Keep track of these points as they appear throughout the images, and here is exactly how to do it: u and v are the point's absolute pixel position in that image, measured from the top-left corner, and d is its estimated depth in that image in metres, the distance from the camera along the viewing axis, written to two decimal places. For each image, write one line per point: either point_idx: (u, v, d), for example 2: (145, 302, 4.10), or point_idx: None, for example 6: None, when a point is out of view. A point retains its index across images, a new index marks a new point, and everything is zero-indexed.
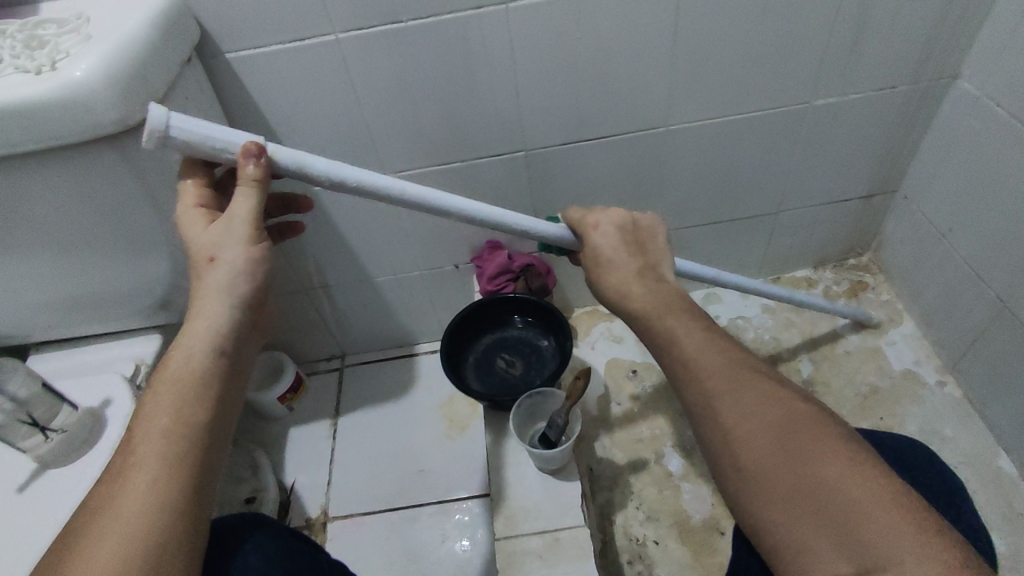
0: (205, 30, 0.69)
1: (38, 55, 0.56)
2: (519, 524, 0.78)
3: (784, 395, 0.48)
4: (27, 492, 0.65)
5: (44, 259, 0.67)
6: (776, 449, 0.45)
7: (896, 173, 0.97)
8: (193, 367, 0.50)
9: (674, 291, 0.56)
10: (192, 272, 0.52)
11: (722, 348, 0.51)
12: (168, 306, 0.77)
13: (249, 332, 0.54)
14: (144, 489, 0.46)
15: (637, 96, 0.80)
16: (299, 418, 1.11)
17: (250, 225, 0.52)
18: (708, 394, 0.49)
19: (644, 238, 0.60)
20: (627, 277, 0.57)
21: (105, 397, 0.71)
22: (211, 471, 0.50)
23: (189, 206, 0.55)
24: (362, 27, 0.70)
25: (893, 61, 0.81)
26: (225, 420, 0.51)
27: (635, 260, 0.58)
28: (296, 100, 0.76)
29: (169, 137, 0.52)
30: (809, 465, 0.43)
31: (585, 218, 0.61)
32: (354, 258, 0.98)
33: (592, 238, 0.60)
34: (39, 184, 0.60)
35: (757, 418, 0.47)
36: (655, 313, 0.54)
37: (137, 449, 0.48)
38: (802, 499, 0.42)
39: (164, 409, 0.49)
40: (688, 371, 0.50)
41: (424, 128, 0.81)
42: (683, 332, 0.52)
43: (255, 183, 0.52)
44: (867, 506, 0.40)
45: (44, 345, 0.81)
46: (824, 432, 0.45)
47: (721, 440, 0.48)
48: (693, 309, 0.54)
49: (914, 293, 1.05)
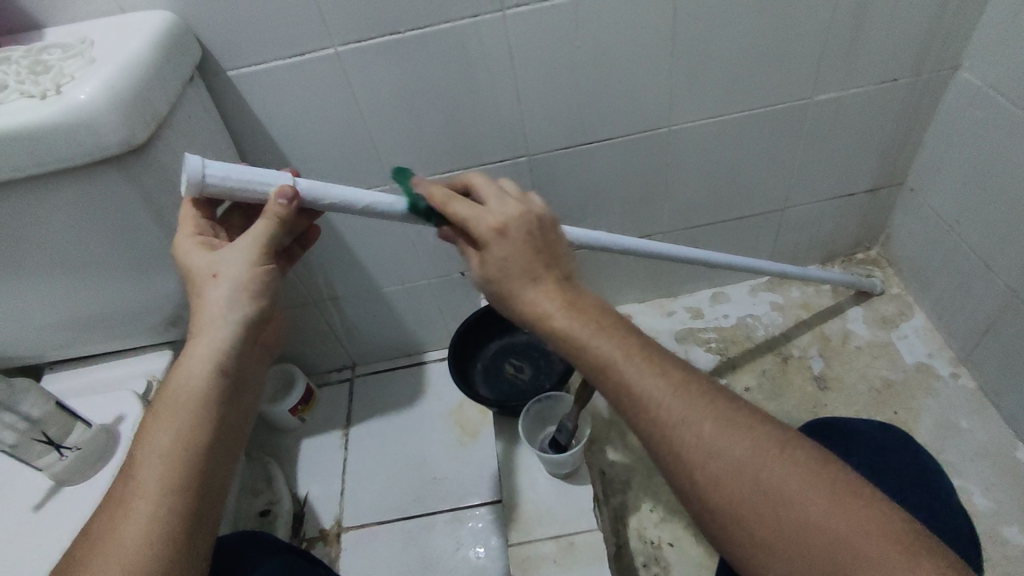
0: (206, 49, 0.70)
1: (43, 80, 0.57)
2: (532, 529, 0.77)
3: (745, 420, 0.47)
4: (42, 511, 0.65)
5: (54, 279, 0.68)
6: (753, 483, 0.45)
7: (901, 165, 0.96)
8: (192, 387, 0.51)
9: (594, 304, 0.51)
10: (193, 288, 0.53)
11: (660, 366, 0.49)
12: (178, 321, 0.78)
13: (251, 350, 0.55)
14: (147, 514, 0.47)
15: (636, 98, 0.80)
16: (311, 430, 1.12)
17: (259, 245, 0.53)
18: (664, 429, 0.47)
19: (550, 239, 0.52)
20: (543, 297, 0.50)
21: (118, 414, 0.72)
22: (214, 488, 0.51)
23: (190, 235, 0.55)
24: (360, 40, 0.71)
25: (893, 53, 0.80)
26: (229, 436, 0.53)
27: (547, 273, 0.51)
28: (299, 115, 0.77)
29: (205, 186, 0.52)
30: (783, 495, 0.44)
31: (485, 227, 0.50)
32: (362, 270, 0.99)
33: (495, 250, 0.50)
34: (48, 204, 0.61)
35: (723, 449, 0.46)
36: (586, 334, 0.49)
37: (137, 474, 0.49)
38: (783, 535, 0.43)
39: (166, 432, 0.50)
40: (637, 403, 0.48)
41: (426, 137, 0.81)
42: (610, 354, 0.49)
43: (278, 216, 0.53)
44: (852, 540, 0.41)
45: (57, 364, 0.82)
46: (790, 455, 0.45)
47: (692, 479, 0.47)
48: (619, 324, 0.51)
49: (924, 286, 1.04)
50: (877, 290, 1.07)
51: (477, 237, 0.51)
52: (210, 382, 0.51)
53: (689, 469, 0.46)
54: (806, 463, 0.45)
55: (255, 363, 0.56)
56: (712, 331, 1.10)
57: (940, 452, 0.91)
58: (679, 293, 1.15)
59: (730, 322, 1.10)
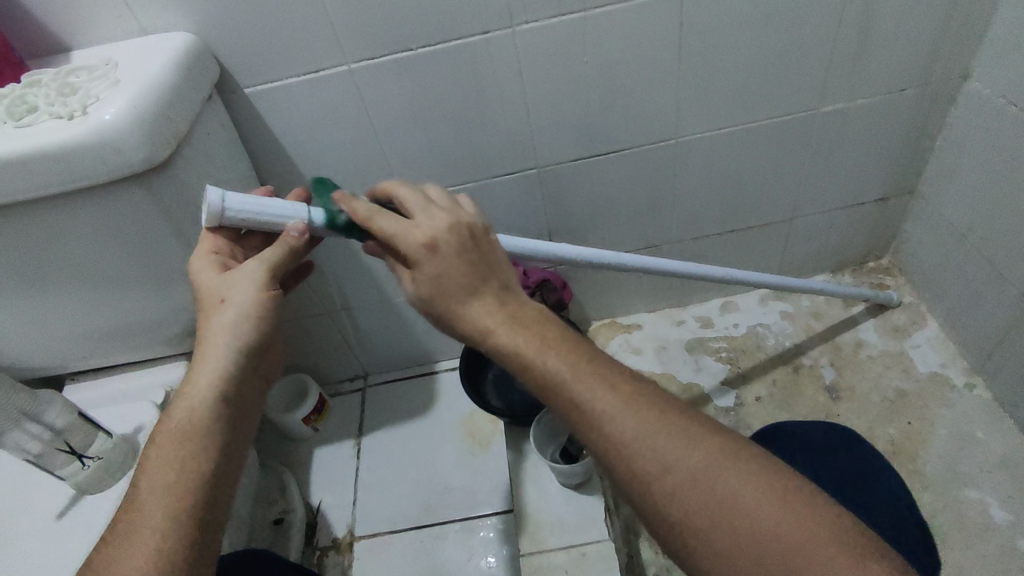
0: (225, 68, 0.72)
1: (71, 101, 0.59)
2: (544, 539, 0.78)
3: (700, 433, 0.44)
4: (65, 519, 0.67)
5: (78, 293, 0.70)
6: (709, 500, 0.42)
7: (910, 175, 0.96)
8: (196, 416, 0.51)
9: (534, 314, 0.49)
10: (201, 313, 0.54)
11: (608, 378, 0.46)
12: (195, 333, 0.79)
13: (251, 380, 0.55)
14: (151, 554, 0.46)
15: (644, 110, 0.81)
16: (324, 439, 1.13)
17: (267, 271, 0.54)
18: (614, 443, 0.44)
19: (486, 251, 0.49)
20: (485, 311, 0.48)
21: (138, 424, 0.74)
22: (218, 524, 0.50)
23: (204, 254, 0.56)
24: (373, 57, 0.72)
25: (901, 64, 0.81)
26: (232, 469, 0.52)
27: (486, 286, 0.49)
28: (313, 131, 0.78)
29: (224, 218, 0.54)
30: (743, 512, 0.41)
31: (413, 244, 0.47)
32: (374, 282, 1.00)
33: (426, 267, 0.48)
34: (72, 220, 0.63)
35: (680, 465, 0.43)
36: (532, 352, 0.46)
37: (141, 509, 0.48)
38: (742, 555, 0.40)
39: (168, 465, 0.49)
40: (585, 419, 0.45)
41: (437, 151, 0.82)
42: (555, 369, 0.46)
43: (291, 246, 0.55)
44: (816, 558, 0.39)
45: (79, 375, 0.84)
46: (748, 467, 0.42)
47: (646, 496, 0.43)
48: (563, 336, 0.48)
49: (936, 294, 1.03)
50: (893, 302, 1.06)
51: (407, 255, 0.49)
52: (215, 409, 0.51)
53: (642, 489, 0.43)
54: (767, 478, 0.42)
55: (256, 395, 0.56)
56: (722, 341, 1.10)
57: (954, 463, 0.90)
58: (689, 303, 1.15)
59: (741, 332, 1.10)
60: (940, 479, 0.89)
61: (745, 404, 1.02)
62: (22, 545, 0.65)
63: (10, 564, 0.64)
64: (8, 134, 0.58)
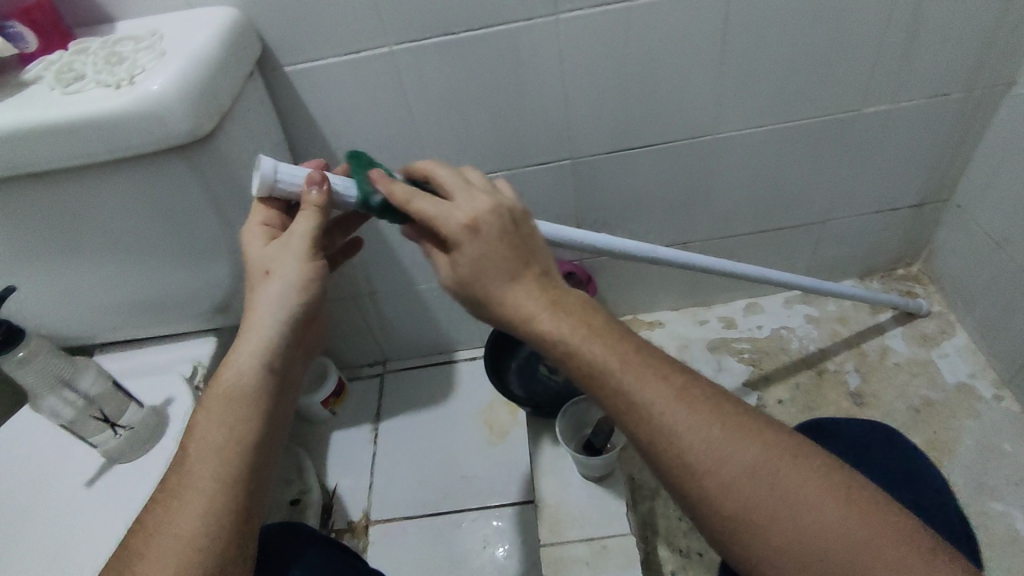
0: (266, 45, 0.72)
1: (118, 71, 0.59)
2: (565, 530, 0.77)
3: (750, 426, 0.45)
4: (95, 486, 0.67)
5: (114, 263, 0.70)
6: (763, 494, 0.42)
7: (948, 181, 0.94)
8: (243, 385, 0.52)
9: (577, 301, 0.48)
10: (247, 283, 0.54)
11: (658, 369, 0.46)
12: (225, 309, 0.80)
13: (296, 351, 0.56)
14: (202, 511, 0.49)
15: (682, 105, 0.81)
16: (342, 423, 1.13)
17: (308, 240, 0.53)
18: (666, 436, 0.44)
19: (528, 236, 0.48)
20: (528, 296, 0.47)
21: (167, 397, 0.74)
22: (261, 485, 0.53)
23: (256, 223, 0.56)
24: (415, 40, 0.72)
25: (947, 68, 0.79)
26: (275, 435, 0.55)
27: (530, 271, 0.48)
28: (350, 112, 0.78)
29: (275, 187, 0.54)
30: (799, 505, 0.42)
31: (454, 224, 0.46)
32: (400, 267, 1.00)
33: (467, 248, 0.46)
34: (114, 190, 0.63)
35: (733, 458, 0.43)
36: (577, 340, 0.46)
37: (191, 468, 0.50)
38: (796, 547, 0.42)
39: (217, 429, 0.51)
40: (636, 411, 0.45)
41: (472, 138, 0.82)
42: (604, 359, 0.45)
43: (316, 207, 0.52)
44: (865, 550, 0.40)
45: (108, 346, 0.85)
46: (800, 461, 0.44)
47: (698, 488, 0.44)
48: (607, 325, 0.47)
49: (968, 304, 1.02)
50: (923, 311, 1.05)
51: (447, 236, 0.47)
52: (260, 380, 0.53)
53: (695, 482, 0.43)
54: (816, 470, 0.43)
55: (298, 364, 0.58)
56: (746, 342, 1.09)
57: (981, 476, 0.89)
58: (714, 302, 1.14)
59: (765, 334, 1.09)
60: (965, 490, 0.88)
61: (768, 406, 1.01)
62: (52, 510, 0.66)
63: (38, 531, 0.64)
64: (56, 100, 0.58)
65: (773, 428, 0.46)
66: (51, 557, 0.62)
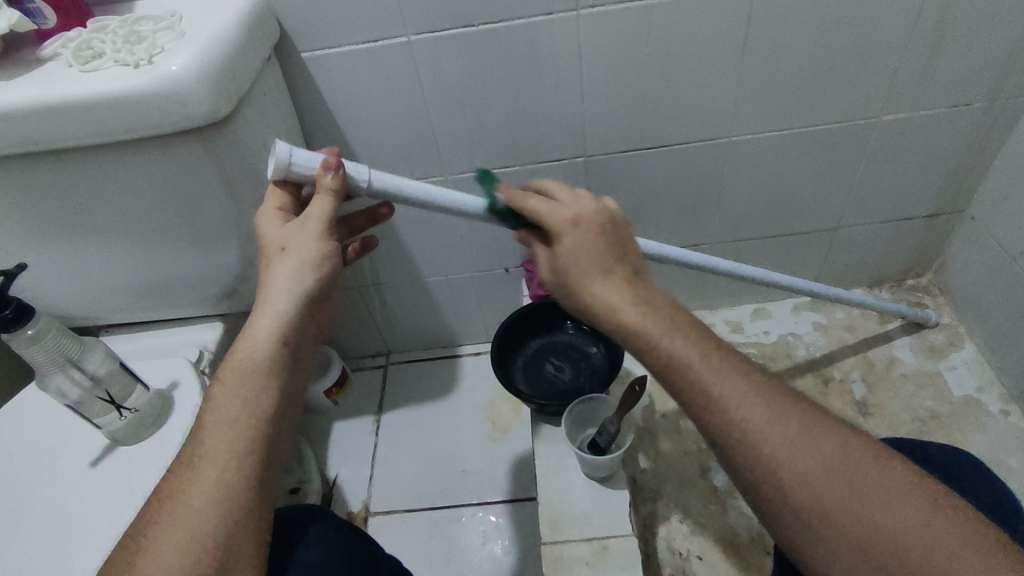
0: (284, 30, 0.71)
1: (137, 50, 0.59)
2: (567, 529, 0.77)
3: (823, 425, 0.47)
4: (98, 467, 0.67)
5: (124, 243, 0.70)
6: (836, 492, 0.44)
7: (963, 193, 0.94)
8: (257, 358, 0.52)
9: (664, 300, 0.50)
10: (262, 262, 0.54)
11: (741, 369, 0.48)
12: (232, 295, 0.79)
13: (310, 324, 0.55)
14: (213, 485, 0.48)
15: (700, 106, 0.80)
16: (344, 413, 1.13)
17: (323, 220, 0.53)
18: (740, 429, 0.46)
19: (624, 237, 0.51)
20: (613, 288, 0.49)
21: (172, 381, 0.74)
22: (274, 462, 0.52)
23: (269, 208, 0.56)
24: (434, 30, 0.72)
25: (969, 77, 0.79)
26: (289, 410, 0.54)
27: (619, 267, 0.50)
28: (365, 100, 0.78)
29: (290, 171, 0.54)
30: (872, 509, 0.44)
31: (561, 217, 0.50)
32: (408, 259, 1.00)
33: (567, 242, 0.50)
34: (129, 170, 0.63)
35: (805, 452, 0.45)
36: (660, 333, 0.47)
37: (205, 441, 0.50)
38: (863, 542, 0.43)
39: (232, 402, 0.51)
40: (711, 403, 0.47)
41: (486, 131, 0.82)
42: (685, 353, 0.47)
43: (331, 189, 0.54)
44: (935, 547, 0.41)
45: (114, 328, 0.85)
46: (870, 460, 0.45)
47: (769, 480, 0.45)
48: (688, 321, 0.49)
49: (978, 317, 1.01)
50: (932, 322, 1.04)
51: (550, 230, 0.51)
52: (272, 353, 0.52)
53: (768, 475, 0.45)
54: (885, 470, 0.45)
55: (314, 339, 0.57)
56: (752, 347, 1.08)
57: None
58: (721, 306, 1.14)
59: (771, 339, 1.09)
60: None
61: None
62: (55, 490, 0.66)
63: (43, 507, 0.64)
64: (74, 78, 0.58)
65: (843, 427, 0.47)
66: (56, 532, 0.62)
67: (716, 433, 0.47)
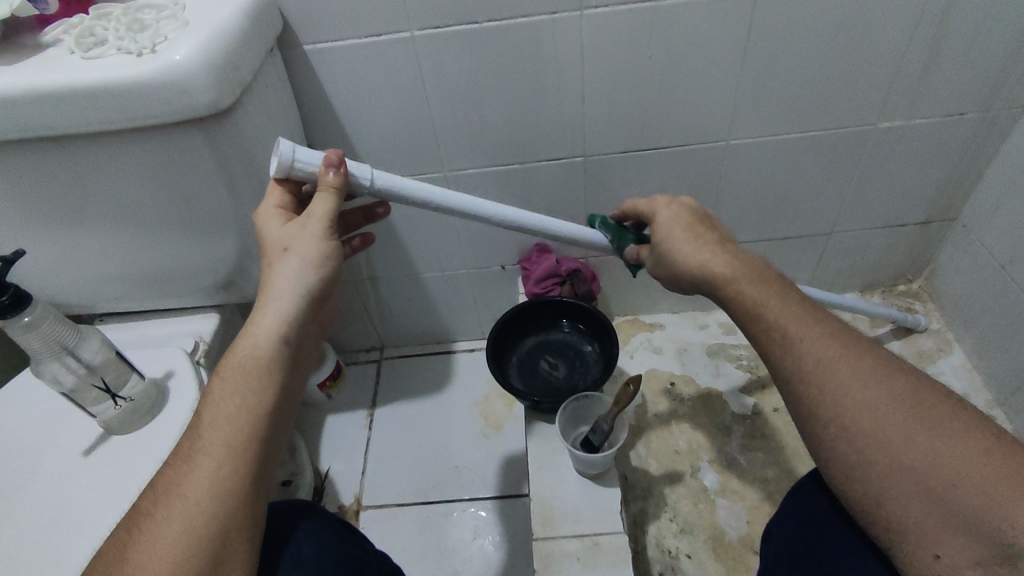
0: (287, 22, 0.71)
1: (140, 38, 0.58)
2: (558, 526, 0.78)
3: (887, 370, 0.50)
4: (92, 456, 0.67)
5: (122, 232, 0.69)
6: (897, 437, 0.47)
7: (956, 201, 0.95)
8: (256, 355, 0.52)
9: (753, 260, 0.55)
10: (265, 261, 0.54)
11: (813, 317, 0.52)
12: (228, 287, 0.79)
13: (309, 323, 0.55)
14: (207, 480, 0.48)
15: (699, 109, 0.81)
16: (337, 407, 1.13)
17: (324, 222, 0.54)
18: (809, 366, 0.50)
19: (707, 218, 0.60)
20: (703, 248, 0.55)
21: (166, 370, 0.74)
22: (269, 461, 0.52)
23: (270, 206, 0.56)
24: (437, 26, 0.72)
25: (964, 87, 0.80)
26: (286, 408, 0.54)
27: (708, 234, 0.57)
28: (366, 95, 0.78)
29: (292, 170, 0.55)
30: (935, 445, 0.46)
31: (657, 203, 0.60)
32: (405, 254, 1.00)
33: (660, 217, 0.59)
34: (129, 158, 0.63)
35: (866, 392, 0.49)
36: (744, 282, 0.53)
37: (203, 435, 0.50)
38: (916, 476, 0.46)
39: (231, 397, 0.51)
40: (783, 341, 0.51)
41: (486, 128, 0.82)
42: (765, 299, 0.52)
43: (333, 190, 0.55)
44: (986, 484, 0.44)
45: (108, 317, 0.84)
46: (932, 405, 0.48)
47: (829, 415, 0.49)
48: (773, 275, 0.55)
49: (967, 324, 1.02)
50: (920, 327, 1.06)
51: (649, 215, 0.61)
52: (275, 352, 0.52)
53: (829, 409, 0.49)
54: (946, 414, 0.48)
55: (312, 338, 0.57)
56: (743, 349, 1.09)
57: None
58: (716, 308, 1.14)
59: None
60: None
61: (761, 414, 1.01)
62: (47, 477, 0.65)
63: (34, 496, 0.64)
64: (77, 65, 0.57)
65: (909, 374, 0.50)
66: (47, 520, 0.62)
67: (788, 373, 0.51)
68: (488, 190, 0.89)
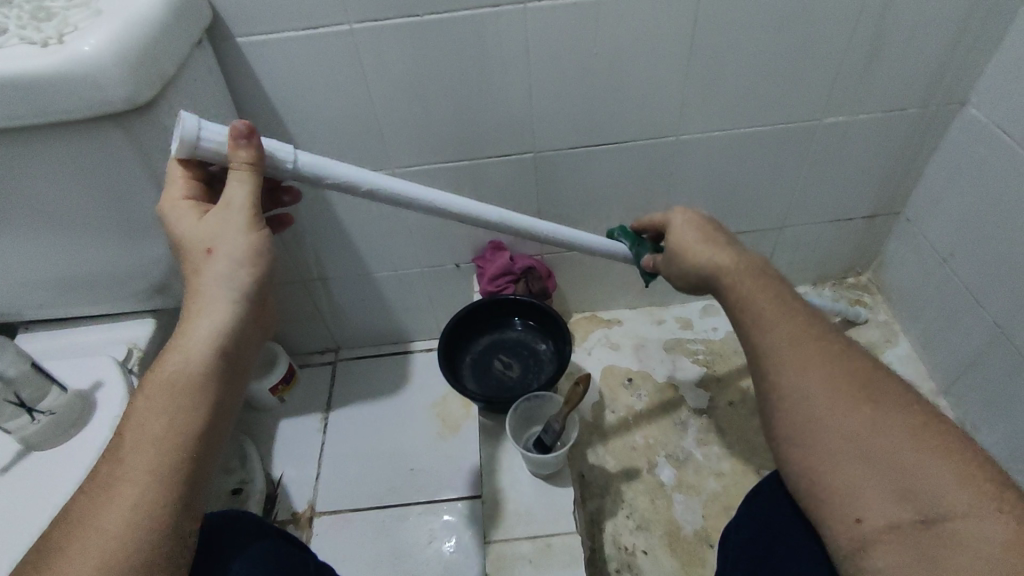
0: (217, 12, 0.68)
1: (46, 27, 0.54)
2: (512, 528, 0.77)
3: (849, 359, 0.51)
4: (8, 474, 0.63)
5: (40, 234, 0.65)
6: (852, 422, 0.48)
7: (900, 194, 0.97)
8: (188, 372, 0.49)
9: (749, 253, 0.58)
10: (186, 262, 0.51)
11: (791, 307, 0.54)
12: (164, 290, 0.75)
13: (248, 334, 0.53)
14: (131, 507, 0.45)
15: (647, 104, 0.80)
16: (290, 411, 1.10)
17: (247, 211, 0.51)
18: (776, 351, 0.52)
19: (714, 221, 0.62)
20: (710, 245, 0.58)
21: (94, 380, 0.70)
22: (201, 482, 0.49)
23: (178, 199, 0.53)
24: (376, 19, 0.69)
25: (906, 83, 0.81)
26: (221, 425, 0.51)
27: (721, 237, 0.60)
28: (306, 89, 0.75)
29: (197, 148, 0.51)
30: (887, 429, 0.47)
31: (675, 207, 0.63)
32: (355, 253, 0.97)
33: (676, 218, 0.62)
34: (42, 156, 0.59)
35: (826, 378, 0.50)
36: (734, 270, 0.56)
37: (126, 459, 0.47)
38: (868, 458, 0.47)
39: (158, 416, 0.48)
40: (760, 325, 0.54)
41: (433, 124, 0.80)
42: (750, 285, 0.55)
43: (248, 170, 0.51)
44: (931, 468, 0.45)
45: (34, 324, 0.80)
46: (889, 395, 0.49)
47: (788, 397, 0.51)
48: (764, 267, 0.57)
49: (912, 314, 1.05)
50: (863, 318, 1.08)
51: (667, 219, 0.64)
52: (208, 367, 0.50)
53: (790, 392, 0.51)
54: (900, 403, 0.49)
55: (255, 350, 0.55)
56: (700, 344, 1.10)
57: None
58: (671, 302, 1.15)
59: (719, 336, 1.11)
60: None
61: (717, 408, 1.02)
62: None
63: None
64: None
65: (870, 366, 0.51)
66: None
67: (760, 356, 0.53)
68: (438, 186, 0.87)
